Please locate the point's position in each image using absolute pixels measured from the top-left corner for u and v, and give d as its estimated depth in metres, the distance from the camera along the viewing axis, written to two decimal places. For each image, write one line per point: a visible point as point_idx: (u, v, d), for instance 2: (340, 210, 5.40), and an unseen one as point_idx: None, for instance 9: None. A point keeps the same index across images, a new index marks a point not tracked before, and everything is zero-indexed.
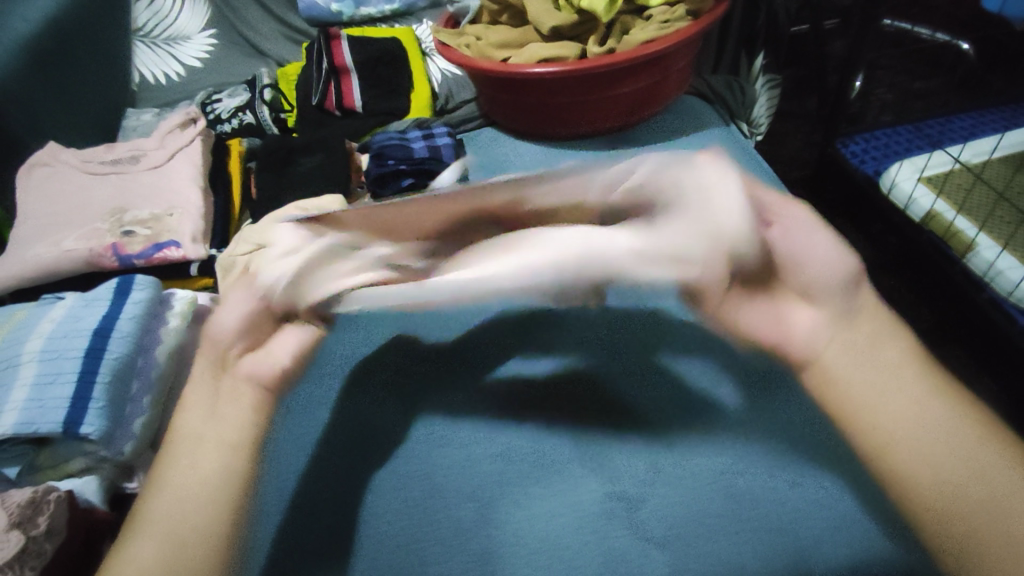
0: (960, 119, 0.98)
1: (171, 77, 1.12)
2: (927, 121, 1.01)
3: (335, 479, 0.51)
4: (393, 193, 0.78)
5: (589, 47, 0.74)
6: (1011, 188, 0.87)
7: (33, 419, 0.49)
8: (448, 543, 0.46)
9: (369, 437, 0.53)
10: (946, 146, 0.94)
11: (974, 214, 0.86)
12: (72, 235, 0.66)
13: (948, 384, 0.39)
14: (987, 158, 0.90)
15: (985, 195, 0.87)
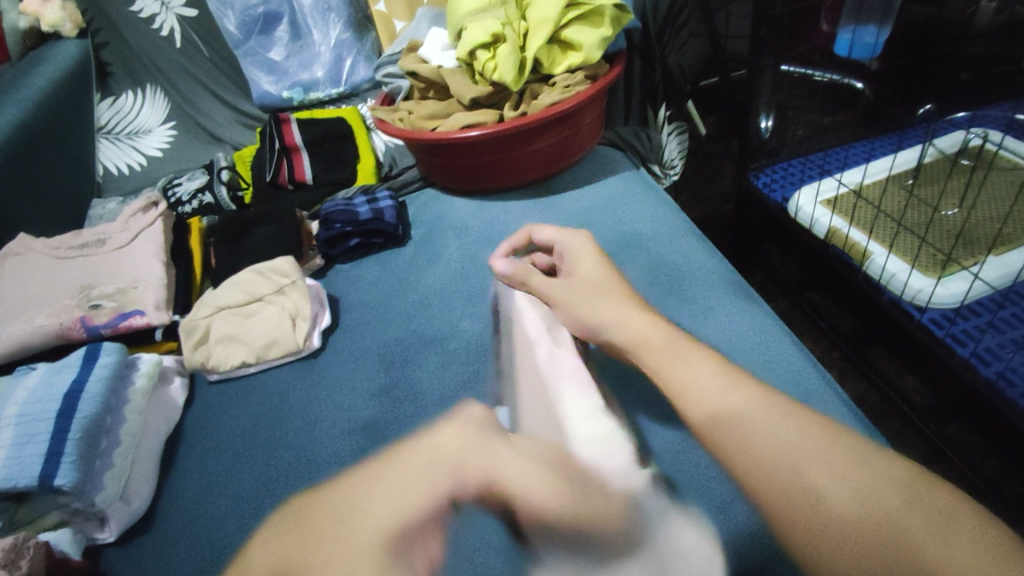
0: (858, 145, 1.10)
1: (133, 167, 1.22)
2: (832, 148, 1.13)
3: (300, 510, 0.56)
4: (342, 252, 0.86)
5: (505, 112, 0.85)
6: (908, 219, 0.94)
7: (12, 475, 0.54)
8: None
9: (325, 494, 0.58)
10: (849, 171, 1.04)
11: (881, 237, 0.93)
12: (43, 313, 0.71)
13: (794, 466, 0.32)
14: (885, 175, 1.01)
15: (886, 225, 0.94)
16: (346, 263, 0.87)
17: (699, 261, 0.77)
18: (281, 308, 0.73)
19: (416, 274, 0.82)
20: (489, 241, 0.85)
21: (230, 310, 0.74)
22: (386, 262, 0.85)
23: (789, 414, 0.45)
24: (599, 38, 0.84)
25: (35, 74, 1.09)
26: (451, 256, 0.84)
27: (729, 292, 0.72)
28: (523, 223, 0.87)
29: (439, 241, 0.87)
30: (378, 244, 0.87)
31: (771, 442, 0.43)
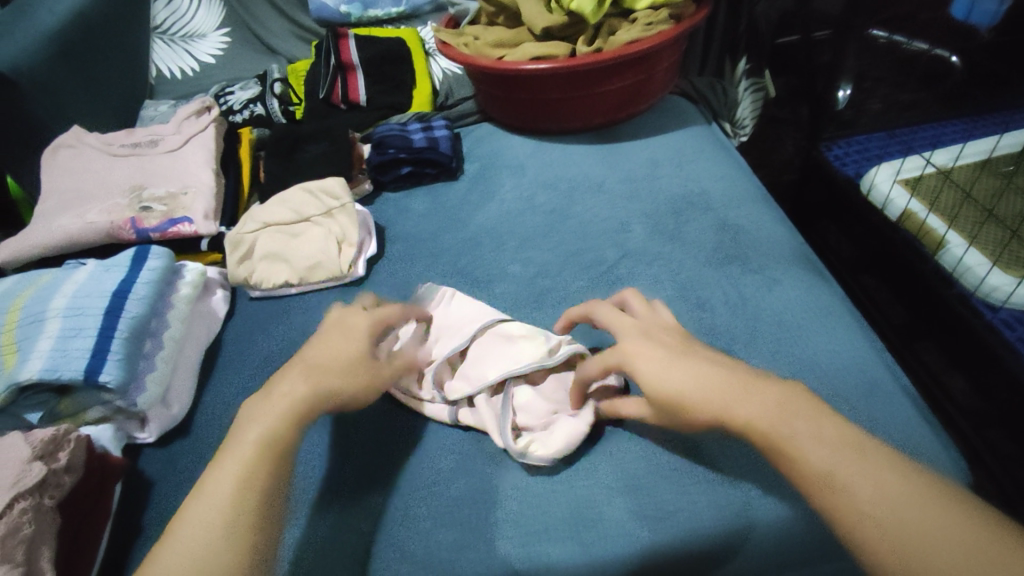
0: (953, 123, 1.02)
1: (186, 72, 1.18)
2: (921, 124, 1.04)
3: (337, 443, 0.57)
4: (392, 179, 0.83)
5: (578, 46, 0.79)
6: (999, 210, 0.87)
7: (57, 366, 0.54)
8: (448, 500, 0.52)
9: (363, 417, 0.59)
10: (939, 150, 0.95)
11: (963, 227, 0.86)
12: (94, 209, 0.70)
13: (868, 466, 0.39)
14: (983, 158, 0.92)
15: (973, 214, 0.87)
16: (396, 191, 0.84)
17: (776, 233, 0.71)
18: (328, 232, 0.71)
19: (469, 211, 0.79)
20: (546, 183, 0.81)
21: (277, 227, 0.73)
22: (437, 196, 0.82)
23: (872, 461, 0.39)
24: None
25: None
26: (505, 195, 0.81)
27: (798, 259, 0.68)
28: (584, 169, 0.83)
29: (494, 179, 0.84)
30: (430, 175, 0.84)
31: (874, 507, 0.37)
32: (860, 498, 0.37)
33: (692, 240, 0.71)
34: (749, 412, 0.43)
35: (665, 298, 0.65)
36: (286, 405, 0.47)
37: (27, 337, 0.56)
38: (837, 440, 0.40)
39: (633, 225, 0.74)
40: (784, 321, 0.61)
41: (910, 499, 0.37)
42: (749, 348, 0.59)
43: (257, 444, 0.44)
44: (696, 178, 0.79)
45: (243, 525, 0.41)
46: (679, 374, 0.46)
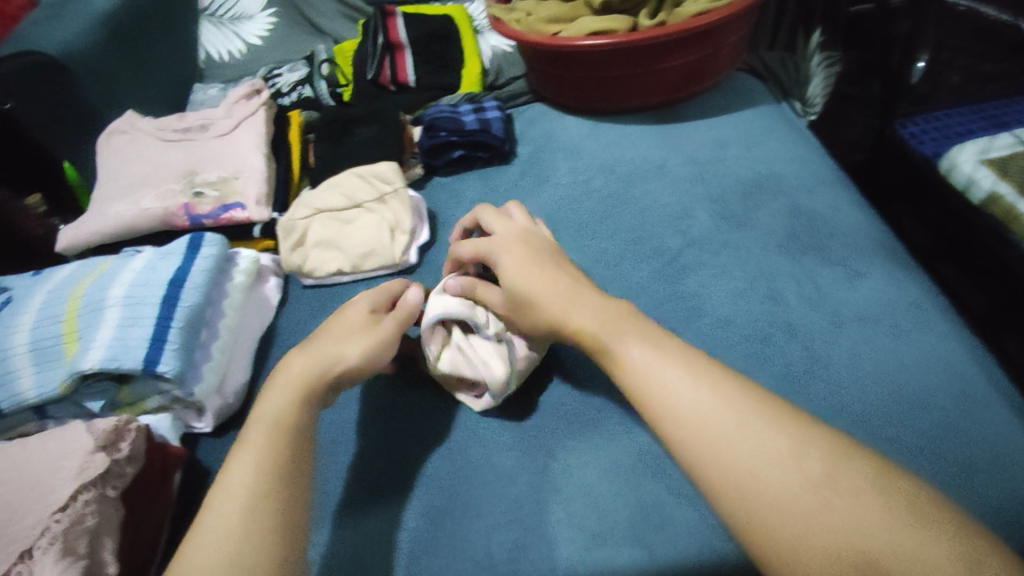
0: None
1: (233, 54, 1.16)
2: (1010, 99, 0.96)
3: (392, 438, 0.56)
4: (444, 163, 0.80)
5: (641, 19, 0.74)
6: None
7: (116, 355, 0.53)
8: (505, 499, 0.50)
9: (420, 411, 0.57)
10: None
11: None
12: (148, 196, 0.69)
13: (765, 434, 0.35)
14: None
15: None
16: (447, 176, 0.81)
17: (856, 220, 0.65)
18: (380, 218, 0.70)
19: (522, 197, 0.76)
20: (603, 166, 0.77)
21: (329, 213, 0.71)
22: (488, 180, 0.79)
23: (770, 426, 0.35)
24: None
25: None
26: (560, 179, 0.77)
27: (882, 249, 0.63)
28: (643, 150, 0.78)
29: (548, 162, 0.80)
30: (481, 158, 0.81)
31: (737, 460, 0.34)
32: (730, 449, 0.35)
33: (764, 227, 0.66)
34: (654, 385, 0.39)
35: (736, 290, 0.60)
36: (296, 386, 0.48)
37: (87, 326, 0.55)
38: (694, 375, 0.39)
39: (698, 210, 0.69)
40: (869, 318, 0.56)
41: (796, 459, 0.33)
42: (833, 348, 0.54)
43: (272, 423, 0.45)
44: (767, 159, 0.74)
45: (263, 496, 0.41)
46: (548, 285, 0.48)
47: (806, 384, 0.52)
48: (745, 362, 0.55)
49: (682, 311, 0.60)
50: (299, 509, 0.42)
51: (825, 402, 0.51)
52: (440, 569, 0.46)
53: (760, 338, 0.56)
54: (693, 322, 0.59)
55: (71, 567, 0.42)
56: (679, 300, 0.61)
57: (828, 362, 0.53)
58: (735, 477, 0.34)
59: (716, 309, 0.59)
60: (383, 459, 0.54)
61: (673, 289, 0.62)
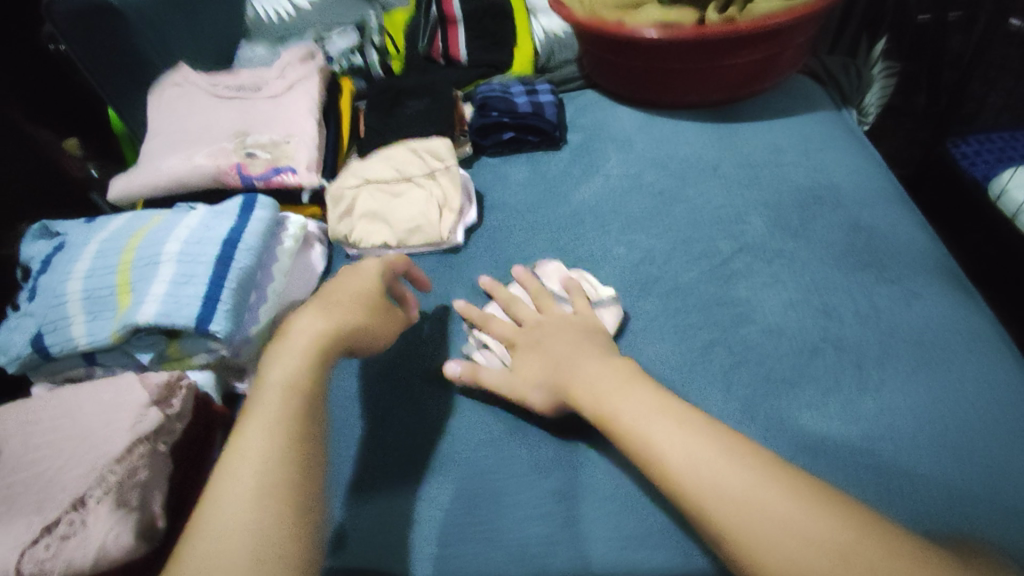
0: None
1: (280, 15, 1.13)
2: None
3: (430, 418, 0.56)
4: (493, 143, 0.80)
5: (709, 14, 0.73)
6: None
7: (170, 311, 0.54)
8: (542, 490, 0.50)
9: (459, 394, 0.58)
10: None
11: None
12: (201, 151, 0.69)
13: (732, 453, 0.39)
14: None
15: None
16: (495, 156, 0.81)
17: (911, 238, 0.65)
18: (430, 195, 0.70)
19: (571, 186, 0.75)
20: (656, 161, 0.76)
21: (377, 185, 0.71)
22: (538, 165, 0.79)
23: (730, 448, 0.39)
24: None
25: None
26: (610, 171, 0.76)
27: (937, 272, 0.62)
28: (696, 149, 0.77)
29: (599, 153, 0.79)
30: (531, 142, 0.80)
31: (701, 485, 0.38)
32: (706, 471, 0.38)
33: (817, 238, 0.65)
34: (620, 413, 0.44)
35: (786, 300, 0.60)
36: (308, 347, 0.49)
37: (142, 278, 0.56)
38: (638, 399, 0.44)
39: (748, 215, 0.68)
40: (920, 342, 0.56)
41: (744, 470, 0.37)
42: (885, 370, 0.54)
43: (286, 388, 0.46)
44: (825, 169, 0.73)
45: (283, 469, 0.41)
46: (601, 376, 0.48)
47: (852, 402, 0.52)
48: (793, 375, 0.55)
49: (731, 317, 0.60)
50: (312, 475, 0.43)
51: (871, 422, 0.51)
52: (478, 553, 0.47)
53: (807, 352, 0.56)
54: (742, 329, 0.59)
55: (125, 517, 0.43)
56: (728, 307, 0.61)
57: (878, 381, 0.53)
58: (733, 496, 0.36)
59: (766, 317, 0.59)
60: (423, 440, 0.55)
61: (724, 293, 0.62)
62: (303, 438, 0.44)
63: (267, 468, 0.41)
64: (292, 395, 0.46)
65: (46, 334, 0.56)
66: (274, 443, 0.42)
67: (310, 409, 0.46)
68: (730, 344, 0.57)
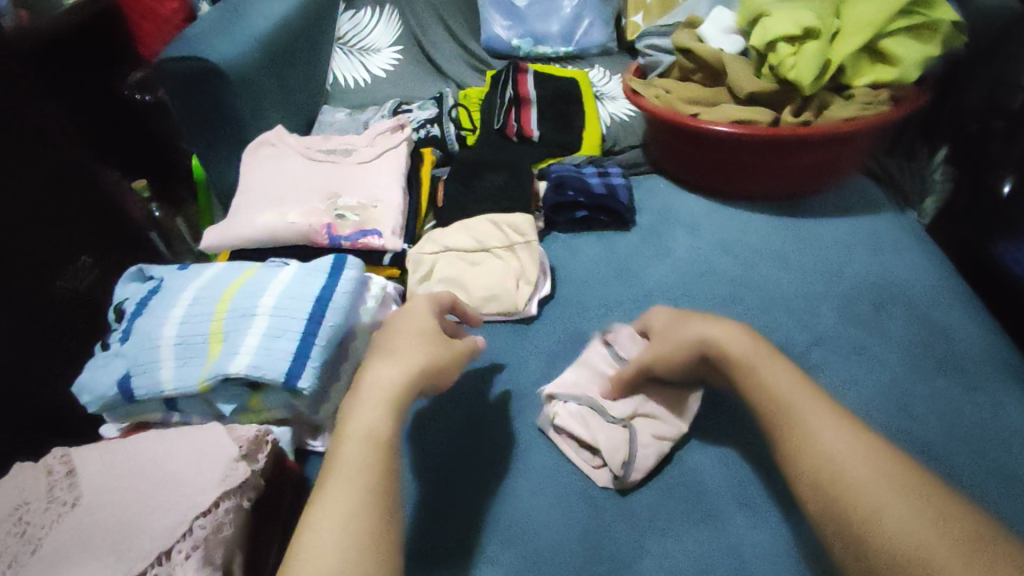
0: None
1: (358, 82, 1.20)
2: None
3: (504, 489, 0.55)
4: (565, 220, 0.83)
5: (784, 116, 0.76)
6: None
7: (261, 364, 0.54)
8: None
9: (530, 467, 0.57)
10: None
11: None
12: (295, 210, 0.73)
13: (878, 461, 0.38)
14: None
15: None
16: (565, 232, 0.83)
17: (990, 343, 0.64)
18: (508, 267, 0.72)
19: (642, 266, 0.77)
20: (725, 248, 0.78)
21: (457, 253, 0.73)
22: (608, 243, 0.81)
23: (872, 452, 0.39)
24: (924, 57, 0.72)
25: None
26: (680, 254, 0.78)
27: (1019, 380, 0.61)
28: (765, 239, 0.79)
29: (668, 236, 0.81)
30: (602, 221, 0.83)
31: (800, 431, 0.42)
32: (843, 470, 0.38)
33: (893, 337, 0.65)
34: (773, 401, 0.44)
35: (866, 398, 0.59)
36: (388, 396, 0.47)
37: (236, 329, 0.57)
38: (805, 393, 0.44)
39: (821, 308, 0.69)
40: (1009, 452, 0.54)
41: (884, 477, 0.37)
42: (976, 481, 0.52)
43: (368, 439, 0.44)
44: (896, 268, 0.74)
45: (377, 529, 0.39)
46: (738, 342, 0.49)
47: None
48: None
49: None
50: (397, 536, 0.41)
51: None
52: None
53: None
54: None
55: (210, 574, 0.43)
56: None
57: (970, 490, 0.52)
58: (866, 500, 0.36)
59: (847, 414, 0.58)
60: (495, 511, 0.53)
61: None
62: (388, 495, 0.42)
63: (363, 525, 0.39)
64: (376, 447, 0.43)
65: (134, 377, 0.57)
66: (366, 498, 0.41)
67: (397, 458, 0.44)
68: None
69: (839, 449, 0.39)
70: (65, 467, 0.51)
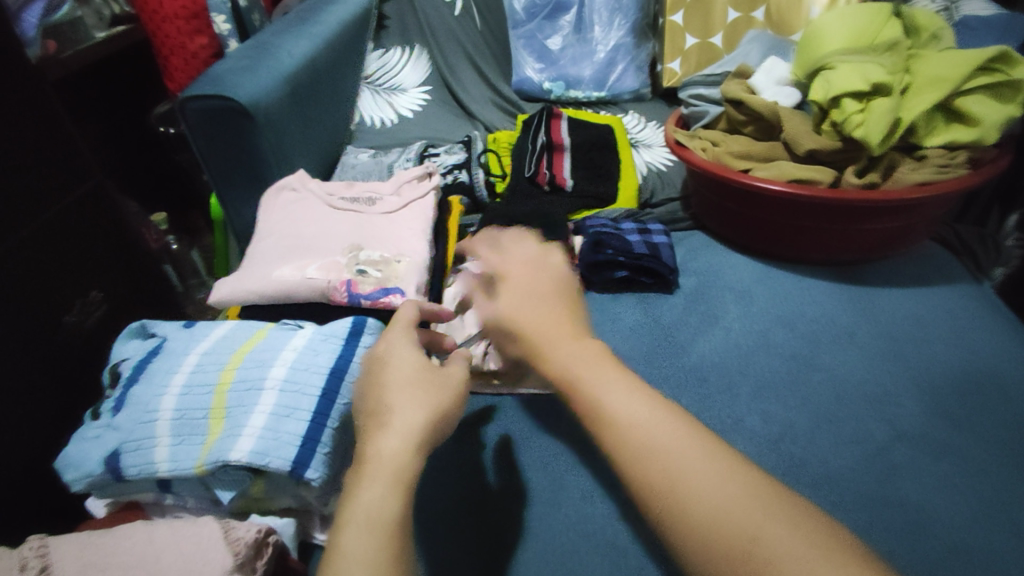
0: None
1: (384, 122, 1.16)
2: None
3: None
4: (602, 281, 0.76)
5: (848, 176, 0.70)
6: None
7: (266, 450, 0.48)
8: None
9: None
10: None
11: None
12: (314, 264, 0.67)
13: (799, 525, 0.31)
14: None
15: None
16: (601, 293, 0.77)
17: None
18: None
19: (688, 337, 0.70)
20: (781, 320, 0.71)
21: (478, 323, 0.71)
22: (650, 308, 0.74)
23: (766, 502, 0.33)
24: (1007, 118, 0.65)
25: (330, 12, 1.09)
26: (731, 324, 0.71)
27: None
28: (825, 310, 0.72)
29: (716, 302, 0.74)
30: (642, 283, 0.77)
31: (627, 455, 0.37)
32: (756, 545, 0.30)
33: (984, 433, 0.57)
34: (635, 443, 0.37)
35: (961, 510, 0.51)
36: (398, 470, 0.40)
37: (240, 405, 0.51)
38: (668, 433, 0.37)
39: (894, 395, 0.61)
40: None
41: (805, 538, 0.30)
42: None
43: (378, 525, 0.37)
44: (977, 350, 0.66)
45: None
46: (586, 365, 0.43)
47: None
48: None
49: (899, 523, 0.50)
50: None
51: None
52: None
53: None
54: (917, 543, 0.49)
55: None
56: (890, 506, 0.52)
57: None
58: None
59: (943, 530, 0.50)
60: None
61: (884, 490, 0.53)
62: None
63: None
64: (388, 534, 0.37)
65: (124, 454, 0.50)
66: None
67: (410, 554, 0.37)
68: (903, 560, 0.47)
69: (714, 495, 0.33)
70: (37, 565, 0.44)
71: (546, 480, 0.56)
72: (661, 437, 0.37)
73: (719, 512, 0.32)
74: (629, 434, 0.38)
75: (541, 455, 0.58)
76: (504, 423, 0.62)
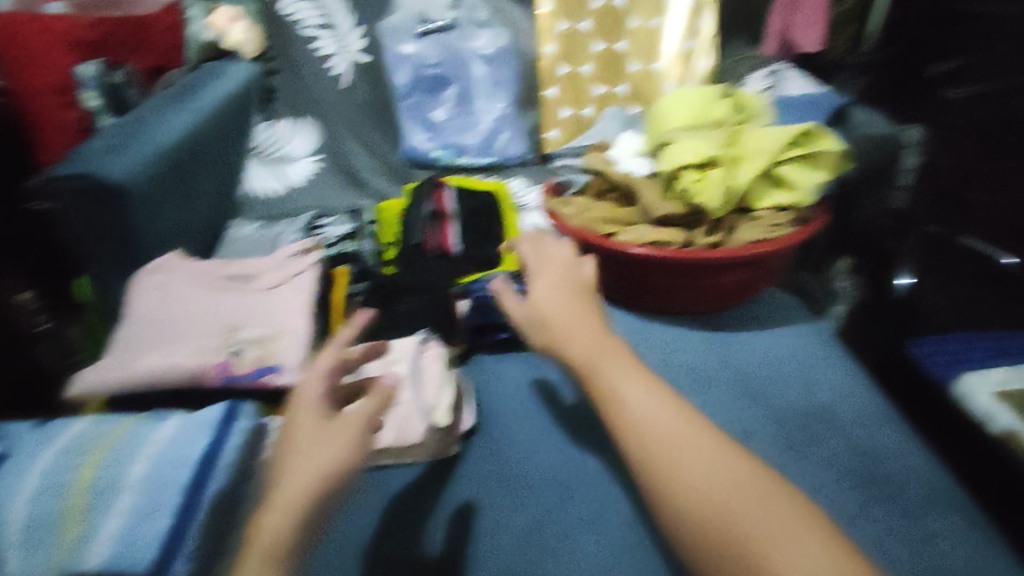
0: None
1: (272, 192, 1.19)
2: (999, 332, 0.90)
3: None
4: (488, 343, 0.81)
5: (697, 237, 0.78)
6: None
7: (123, 554, 0.45)
8: None
9: None
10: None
11: None
12: (185, 349, 0.65)
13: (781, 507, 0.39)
14: None
15: None
16: (489, 355, 0.81)
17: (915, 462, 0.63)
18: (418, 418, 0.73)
19: (567, 392, 0.74)
20: (650, 371, 0.76)
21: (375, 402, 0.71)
22: (532, 366, 0.78)
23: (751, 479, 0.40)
24: (816, 183, 0.77)
25: (210, 87, 1.09)
26: None
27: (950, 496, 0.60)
28: (689, 358, 0.78)
29: None
30: (526, 341, 0.79)
31: (700, 485, 0.40)
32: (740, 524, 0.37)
33: (823, 461, 0.64)
34: (645, 425, 0.43)
35: None
36: (296, 510, 0.36)
37: (96, 508, 0.48)
38: (685, 421, 0.43)
39: (748, 433, 0.68)
40: None
41: (783, 507, 0.39)
42: None
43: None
44: (817, 384, 0.74)
45: None
46: (614, 365, 0.47)
47: None
48: None
49: None
50: None
51: None
52: None
53: None
54: None
55: None
56: None
57: None
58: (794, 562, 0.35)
59: None
60: None
61: None
62: None
63: None
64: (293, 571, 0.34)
65: None
66: None
67: None
68: None
69: (717, 480, 0.40)
70: None
71: (427, 549, 0.57)
72: (665, 431, 0.42)
73: (734, 509, 0.38)
74: (633, 418, 0.43)
75: (425, 525, 0.59)
76: (390, 495, 0.62)
